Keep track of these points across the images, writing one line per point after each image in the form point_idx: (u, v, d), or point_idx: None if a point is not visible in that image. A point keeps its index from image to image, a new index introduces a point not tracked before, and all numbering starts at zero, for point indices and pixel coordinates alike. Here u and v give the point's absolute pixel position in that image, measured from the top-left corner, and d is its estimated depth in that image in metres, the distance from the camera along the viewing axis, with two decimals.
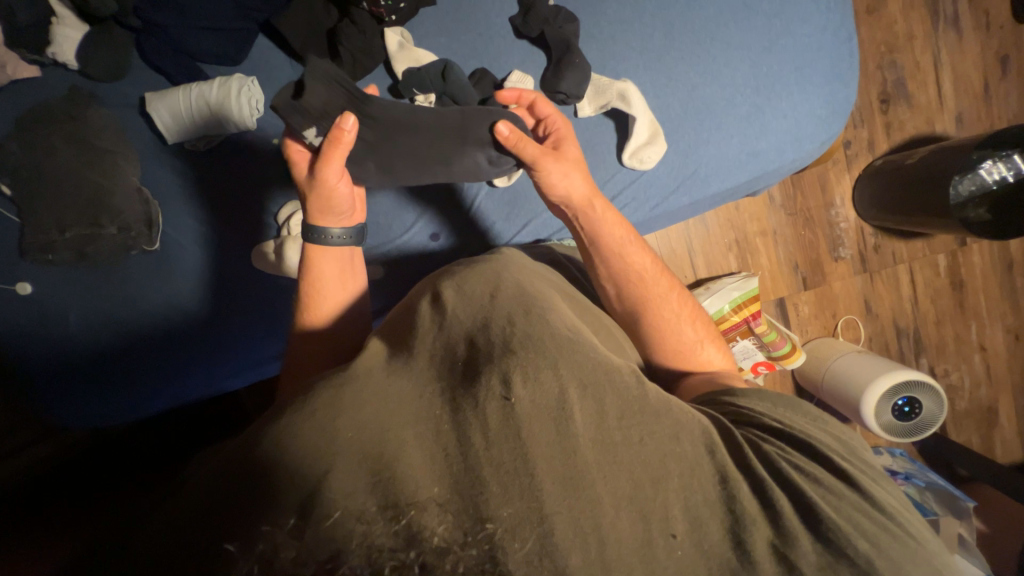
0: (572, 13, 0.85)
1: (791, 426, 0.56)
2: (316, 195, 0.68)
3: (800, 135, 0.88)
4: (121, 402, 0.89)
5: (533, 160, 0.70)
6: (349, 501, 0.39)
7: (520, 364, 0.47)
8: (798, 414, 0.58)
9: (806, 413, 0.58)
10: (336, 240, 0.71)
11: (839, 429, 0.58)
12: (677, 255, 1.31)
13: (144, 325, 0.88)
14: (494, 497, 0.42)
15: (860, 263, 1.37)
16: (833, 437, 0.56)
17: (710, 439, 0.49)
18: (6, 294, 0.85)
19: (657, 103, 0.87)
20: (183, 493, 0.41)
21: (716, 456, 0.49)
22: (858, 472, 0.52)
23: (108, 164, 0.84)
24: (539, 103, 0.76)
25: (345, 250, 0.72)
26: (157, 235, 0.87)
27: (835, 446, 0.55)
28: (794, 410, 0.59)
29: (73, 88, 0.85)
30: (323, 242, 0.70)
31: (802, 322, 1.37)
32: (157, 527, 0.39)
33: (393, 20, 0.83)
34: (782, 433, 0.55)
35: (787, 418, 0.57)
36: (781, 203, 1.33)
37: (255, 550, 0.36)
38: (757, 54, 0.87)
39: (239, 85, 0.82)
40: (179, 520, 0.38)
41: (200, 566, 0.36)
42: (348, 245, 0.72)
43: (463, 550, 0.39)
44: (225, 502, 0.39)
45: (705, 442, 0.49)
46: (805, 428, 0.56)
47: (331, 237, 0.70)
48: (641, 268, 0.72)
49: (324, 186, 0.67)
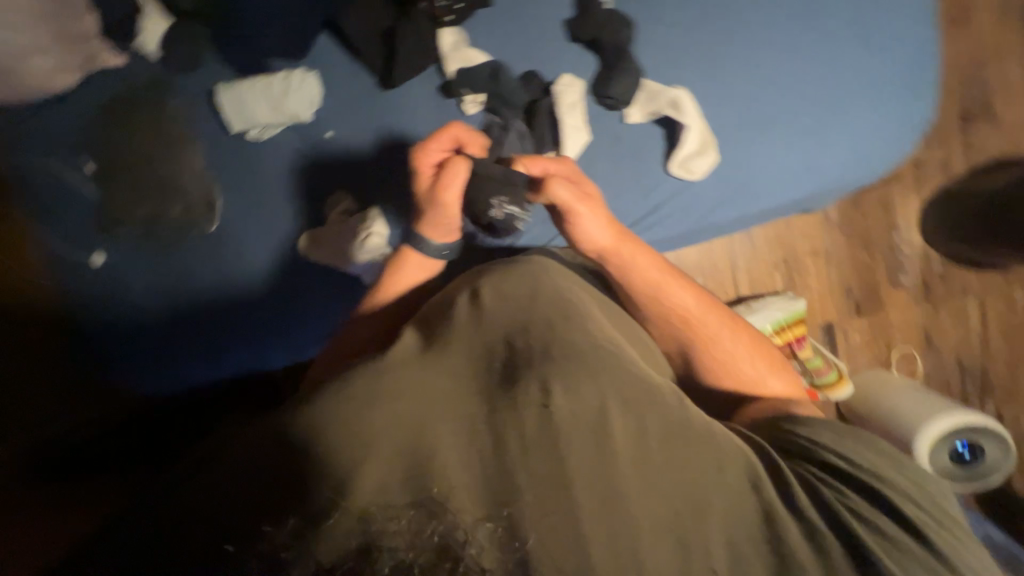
0: (628, 18, 0.83)
1: (859, 467, 0.53)
2: (432, 205, 0.69)
3: (864, 151, 0.84)
4: (170, 367, 0.94)
5: (567, 205, 0.65)
6: (370, 495, 0.40)
7: (559, 370, 0.47)
8: (869, 448, 0.55)
9: (880, 449, 0.55)
10: (433, 249, 0.71)
11: (915, 471, 0.54)
12: (720, 271, 1.25)
13: (199, 299, 0.93)
14: (529, 505, 0.41)
15: (923, 292, 1.27)
16: (908, 478, 0.53)
17: (754, 471, 0.48)
18: (84, 262, 0.93)
19: (713, 111, 0.83)
20: (204, 481, 0.42)
21: (760, 490, 0.47)
22: (924, 519, 0.49)
23: (181, 151, 0.92)
24: (529, 161, 0.68)
25: (438, 262, 0.73)
26: (217, 216, 0.92)
27: (911, 489, 0.52)
28: (864, 443, 0.55)
29: (153, 76, 0.91)
30: (420, 248, 0.71)
31: (851, 350, 1.29)
32: (180, 511, 0.41)
33: (450, 20, 0.85)
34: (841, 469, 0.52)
35: (859, 455, 0.54)
36: (837, 222, 1.25)
37: (256, 547, 0.38)
38: (824, 64, 0.83)
39: (299, 80, 0.88)
40: (212, 507, 0.40)
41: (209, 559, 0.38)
42: (445, 258, 0.73)
43: (465, 548, 0.39)
44: (235, 489, 0.41)
45: (749, 475, 0.47)
46: (882, 471, 0.52)
47: (427, 244, 0.71)
48: (683, 309, 0.69)
49: (440, 201, 0.68)
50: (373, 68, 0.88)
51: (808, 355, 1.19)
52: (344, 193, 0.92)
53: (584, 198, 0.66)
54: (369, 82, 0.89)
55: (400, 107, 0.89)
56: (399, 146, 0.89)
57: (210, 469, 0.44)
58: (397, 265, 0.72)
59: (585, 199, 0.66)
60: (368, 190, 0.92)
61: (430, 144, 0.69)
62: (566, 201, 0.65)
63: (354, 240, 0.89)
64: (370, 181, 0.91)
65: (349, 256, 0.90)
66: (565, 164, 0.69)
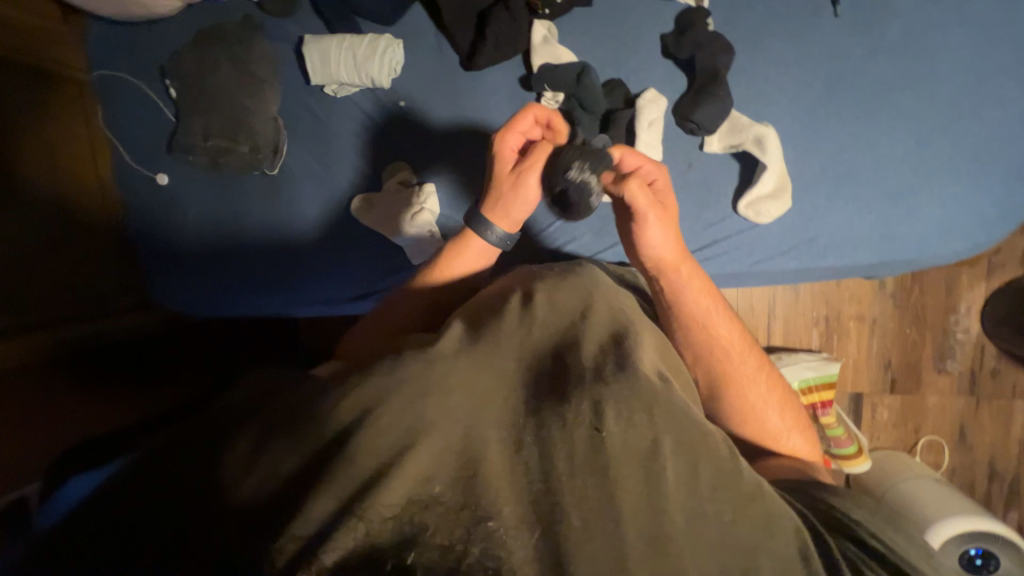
0: (729, 43, 0.80)
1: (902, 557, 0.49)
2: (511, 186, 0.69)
3: (952, 229, 0.80)
4: (205, 295, 0.98)
5: (638, 211, 0.65)
6: (427, 485, 0.41)
7: (614, 397, 0.45)
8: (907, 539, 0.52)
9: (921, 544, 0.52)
10: (493, 237, 0.72)
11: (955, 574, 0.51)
12: (755, 315, 1.20)
13: (245, 236, 0.97)
14: (575, 530, 0.41)
15: (968, 382, 1.20)
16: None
17: (804, 544, 0.45)
18: (148, 179, 0.97)
19: (796, 157, 0.80)
20: (227, 456, 0.43)
21: (808, 563, 0.45)
22: None
23: (257, 90, 0.92)
24: (629, 153, 0.68)
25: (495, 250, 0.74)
26: (279, 161, 0.95)
27: None
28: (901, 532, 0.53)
29: (248, 16, 0.93)
30: (482, 234, 0.72)
31: (875, 427, 1.23)
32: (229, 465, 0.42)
33: (545, 14, 0.84)
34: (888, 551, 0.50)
35: (900, 547, 0.50)
36: (891, 292, 1.18)
37: (297, 535, 0.38)
38: (929, 130, 0.79)
39: (385, 47, 0.87)
40: (243, 489, 0.41)
41: (259, 528, 0.39)
42: (501, 247, 0.73)
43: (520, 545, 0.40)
44: (287, 458, 0.42)
45: (797, 544, 0.45)
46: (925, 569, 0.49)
47: (489, 232, 0.71)
48: (729, 345, 0.68)
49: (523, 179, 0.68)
50: (458, 47, 0.86)
51: (830, 422, 1.15)
52: (404, 164, 0.92)
53: (656, 208, 0.66)
54: (452, 60, 0.89)
55: (477, 90, 0.89)
56: (466, 129, 0.90)
57: (230, 445, 0.44)
58: (456, 246, 0.73)
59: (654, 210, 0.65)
60: (426, 166, 0.92)
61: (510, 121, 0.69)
62: (641, 204, 0.64)
63: (404, 210, 0.90)
64: (430, 157, 0.92)
65: (392, 225, 0.92)
66: (656, 168, 0.69)
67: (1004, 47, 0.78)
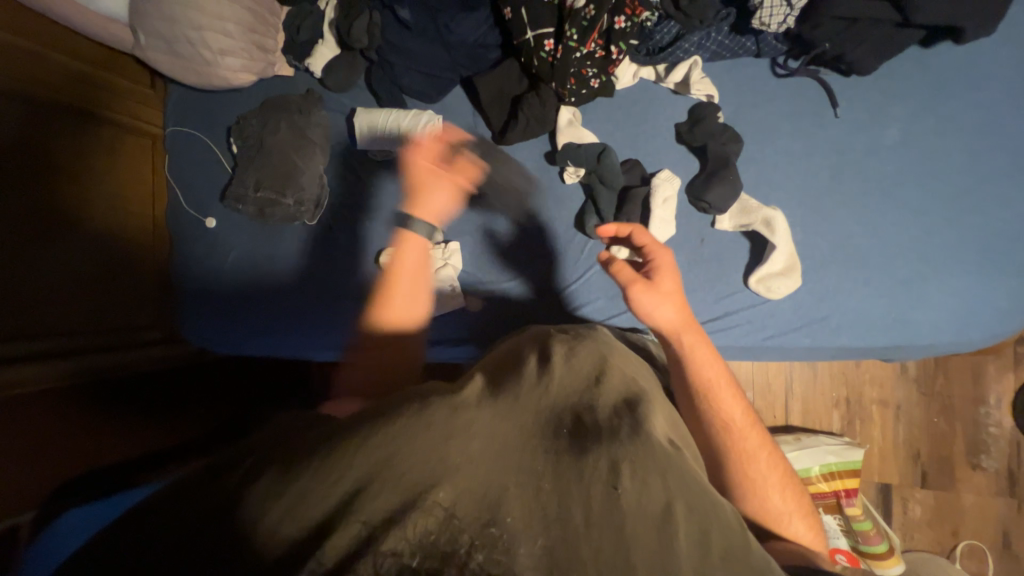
0: (738, 134, 0.87)
1: None
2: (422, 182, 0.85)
3: (966, 320, 0.81)
4: (231, 330, 1.03)
5: (626, 285, 0.70)
6: (439, 514, 0.41)
7: (631, 455, 0.45)
8: None
9: None
10: (417, 226, 0.84)
11: None
12: (772, 392, 1.17)
13: (279, 280, 1.03)
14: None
15: (1005, 483, 1.13)
16: None
17: None
18: (198, 224, 1.06)
19: (805, 238, 0.84)
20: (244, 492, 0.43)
21: None
22: None
23: (307, 151, 1.01)
24: (637, 231, 0.72)
25: (420, 238, 0.84)
26: (319, 213, 1.03)
27: None
28: None
29: (310, 91, 1.05)
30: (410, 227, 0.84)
31: (908, 525, 1.16)
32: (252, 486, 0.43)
33: (571, 101, 0.92)
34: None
35: None
36: (915, 377, 1.15)
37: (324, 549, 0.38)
38: (936, 222, 0.82)
39: (425, 121, 0.97)
40: (264, 520, 0.40)
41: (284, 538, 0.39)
42: (427, 233, 0.85)
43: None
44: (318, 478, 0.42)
45: None
46: None
47: (415, 223, 0.84)
48: (727, 419, 0.66)
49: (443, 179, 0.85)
50: (492, 125, 0.97)
51: (858, 514, 1.08)
52: None
53: (642, 282, 0.69)
54: (485, 135, 0.99)
55: (506, 162, 0.98)
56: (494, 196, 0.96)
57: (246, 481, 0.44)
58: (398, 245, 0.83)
59: (642, 283, 0.69)
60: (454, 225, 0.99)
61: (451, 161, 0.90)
62: (624, 281, 0.70)
63: None
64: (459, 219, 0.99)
65: None
66: (659, 247, 0.71)
67: (1002, 149, 0.83)
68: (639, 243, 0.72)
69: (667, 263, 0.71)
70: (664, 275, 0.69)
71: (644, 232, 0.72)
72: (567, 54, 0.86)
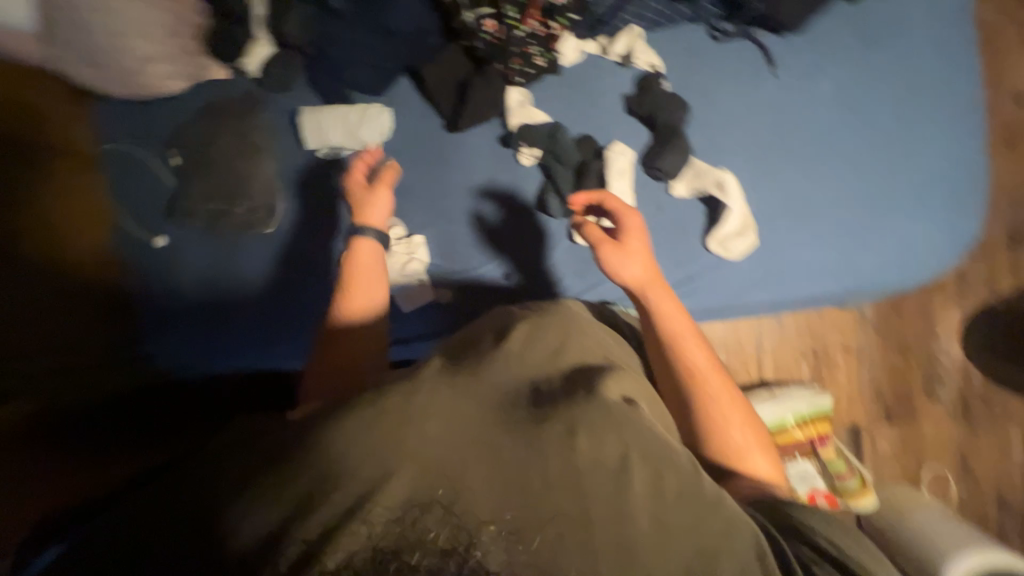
0: (684, 101, 0.89)
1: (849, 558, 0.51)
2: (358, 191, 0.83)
3: (907, 260, 0.86)
4: (200, 347, 0.96)
5: (596, 243, 0.74)
6: (393, 493, 0.41)
7: (586, 418, 0.47)
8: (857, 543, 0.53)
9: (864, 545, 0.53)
10: (372, 230, 0.79)
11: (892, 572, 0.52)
12: (744, 350, 1.22)
13: (246, 291, 0.98)
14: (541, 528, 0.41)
15: (959, 409, 1.22)
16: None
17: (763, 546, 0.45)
18: (148, 243, 0.98)
19: (755, 197, 0.87)
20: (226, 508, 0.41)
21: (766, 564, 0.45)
22: None
23: (252, 157, 0.99)
24: (608, 199, 0.76)
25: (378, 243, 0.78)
26: (274, 220, 0.99)
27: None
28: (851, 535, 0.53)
29: (249, 93, 1.00)
30: (363, 231, 0.78)
31: (878, 458, 1.23)
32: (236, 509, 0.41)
33: (518, 80, 0.93)
34: (832, 558, 0.50)
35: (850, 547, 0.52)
36: (873, 321, 1.21)
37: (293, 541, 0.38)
38: (873, 170, 0.86)
39: (373, 115, 0.95)
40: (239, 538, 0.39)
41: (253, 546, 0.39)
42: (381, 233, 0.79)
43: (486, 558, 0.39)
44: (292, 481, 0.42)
45: (756, 546, 0.45)
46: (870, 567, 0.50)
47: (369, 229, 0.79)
48: (692, 364, 0.68)
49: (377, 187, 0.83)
50: (441, 112, 0.95)
51: (831, 455, 1.14)
52: (393, 217, 0.96)
53: (610, 241, 0.73)
54: (434, 122, 0.97)
55: (462, 149, 0.96)
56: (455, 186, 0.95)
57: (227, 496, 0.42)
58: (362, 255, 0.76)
59: (611, 243, 0.73)
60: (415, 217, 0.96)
61: (388, 187, 0.84)
62: (594, 240, 0.74)
63: (392, 261, 0.93)
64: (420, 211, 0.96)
65: None
66: (627, 213, 0.75)
67: (927, 96, 0.88)
68: (609, 209, 0.76)
69: (633, 225, 0.74)
70: (631, 236, 0.73)
71: (613, 198, 0.77)
72: (508, 33, 0.87)
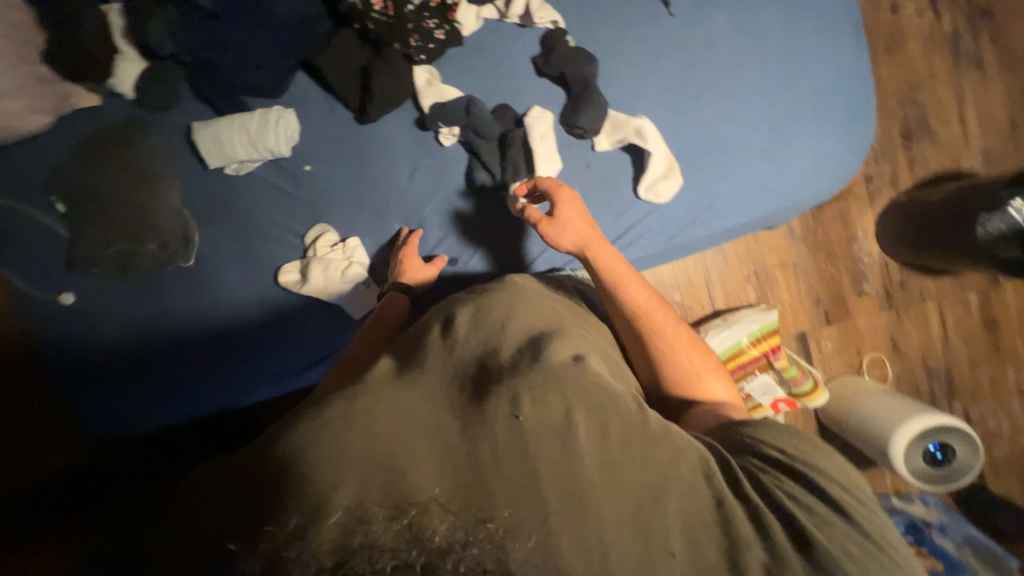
0: (592, 54, 0.88)
1: (793, 459, 0.55)
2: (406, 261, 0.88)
3: (816, 173, 0.91)
4: (138, 402, 0.89)
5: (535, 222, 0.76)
6: (349, 501, 0.39)
7: (528, 385, 0.49)
8: (806, 445, 0.57)
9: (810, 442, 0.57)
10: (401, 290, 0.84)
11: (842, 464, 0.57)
12: (695, 286, 1.28)
13: (177, 331, 0.90)
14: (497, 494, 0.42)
15: (885, 299, 1.34)
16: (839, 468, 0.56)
17: (707, 461, 0.50)
18: (50, 303, 0.88)
19: (673, 138, 0.89)
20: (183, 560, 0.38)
21: (712, 480, 0.49)
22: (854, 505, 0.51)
23: (154, 189, 0.89)
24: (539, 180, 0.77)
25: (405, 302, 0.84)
26: (192, 251, 0.90)
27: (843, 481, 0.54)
28: (800, 439, 0.57)
29: (130, 117, 0.90)
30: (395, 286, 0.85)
31: (825, 358, 1.34)
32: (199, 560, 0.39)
33: (422, 59, 0.89)
34: (776, 462, 0.55)
35: (793, 448, 0.56)
36: (801, 236, 1.31)
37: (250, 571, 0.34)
38: (774, 93, 0.91)
39: (276, 118, 0.88)
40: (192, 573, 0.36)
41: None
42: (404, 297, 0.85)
43: (465, 549, 0.34)
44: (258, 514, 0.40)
45: (702, 467, 0.50)
46: (815, 460, 0.55)
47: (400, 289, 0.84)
48: (635, 304, 0.71)
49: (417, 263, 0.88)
50: (348, 103, 0.90)
51: (785, 365, 1.23)
52: (324, 224, 0.92)
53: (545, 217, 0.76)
54: (345, 116, 0.92)
55: (379, 140, 0.92)
56: (381, 180, 0.92)
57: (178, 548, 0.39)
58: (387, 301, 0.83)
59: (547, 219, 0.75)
60: (346, 219, 0.92)
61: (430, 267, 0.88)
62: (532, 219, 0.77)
63: (330, 269, 0.89)
64: (349, 212, 0.92)
65: (322, 286, 0.90)
66: (557, 186, 0.76)
67: (810, 14, 0.92)
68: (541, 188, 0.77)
69: (565, 197, 0.76)
70: (564, 206, 0.75)
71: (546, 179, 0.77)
72: (400, 9, 0.85)
